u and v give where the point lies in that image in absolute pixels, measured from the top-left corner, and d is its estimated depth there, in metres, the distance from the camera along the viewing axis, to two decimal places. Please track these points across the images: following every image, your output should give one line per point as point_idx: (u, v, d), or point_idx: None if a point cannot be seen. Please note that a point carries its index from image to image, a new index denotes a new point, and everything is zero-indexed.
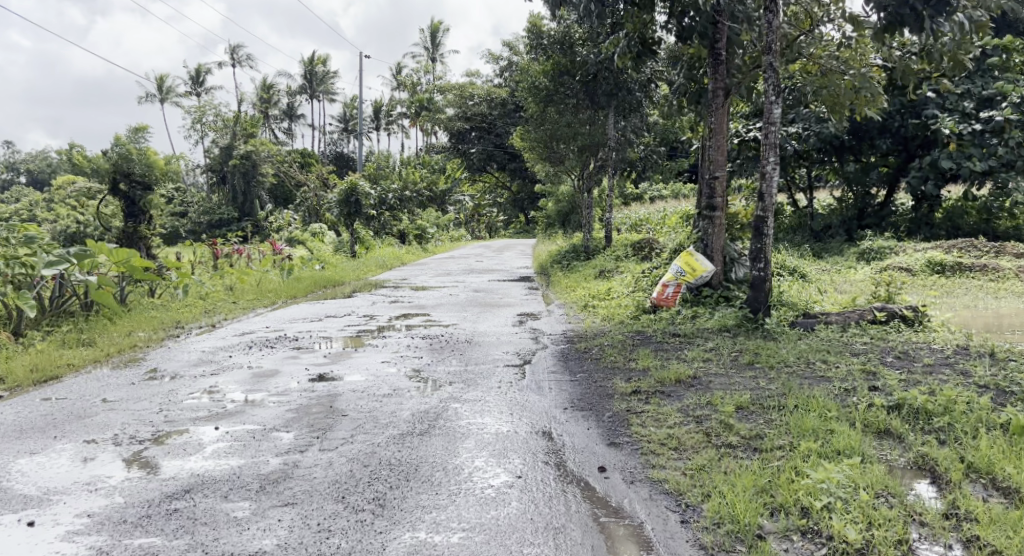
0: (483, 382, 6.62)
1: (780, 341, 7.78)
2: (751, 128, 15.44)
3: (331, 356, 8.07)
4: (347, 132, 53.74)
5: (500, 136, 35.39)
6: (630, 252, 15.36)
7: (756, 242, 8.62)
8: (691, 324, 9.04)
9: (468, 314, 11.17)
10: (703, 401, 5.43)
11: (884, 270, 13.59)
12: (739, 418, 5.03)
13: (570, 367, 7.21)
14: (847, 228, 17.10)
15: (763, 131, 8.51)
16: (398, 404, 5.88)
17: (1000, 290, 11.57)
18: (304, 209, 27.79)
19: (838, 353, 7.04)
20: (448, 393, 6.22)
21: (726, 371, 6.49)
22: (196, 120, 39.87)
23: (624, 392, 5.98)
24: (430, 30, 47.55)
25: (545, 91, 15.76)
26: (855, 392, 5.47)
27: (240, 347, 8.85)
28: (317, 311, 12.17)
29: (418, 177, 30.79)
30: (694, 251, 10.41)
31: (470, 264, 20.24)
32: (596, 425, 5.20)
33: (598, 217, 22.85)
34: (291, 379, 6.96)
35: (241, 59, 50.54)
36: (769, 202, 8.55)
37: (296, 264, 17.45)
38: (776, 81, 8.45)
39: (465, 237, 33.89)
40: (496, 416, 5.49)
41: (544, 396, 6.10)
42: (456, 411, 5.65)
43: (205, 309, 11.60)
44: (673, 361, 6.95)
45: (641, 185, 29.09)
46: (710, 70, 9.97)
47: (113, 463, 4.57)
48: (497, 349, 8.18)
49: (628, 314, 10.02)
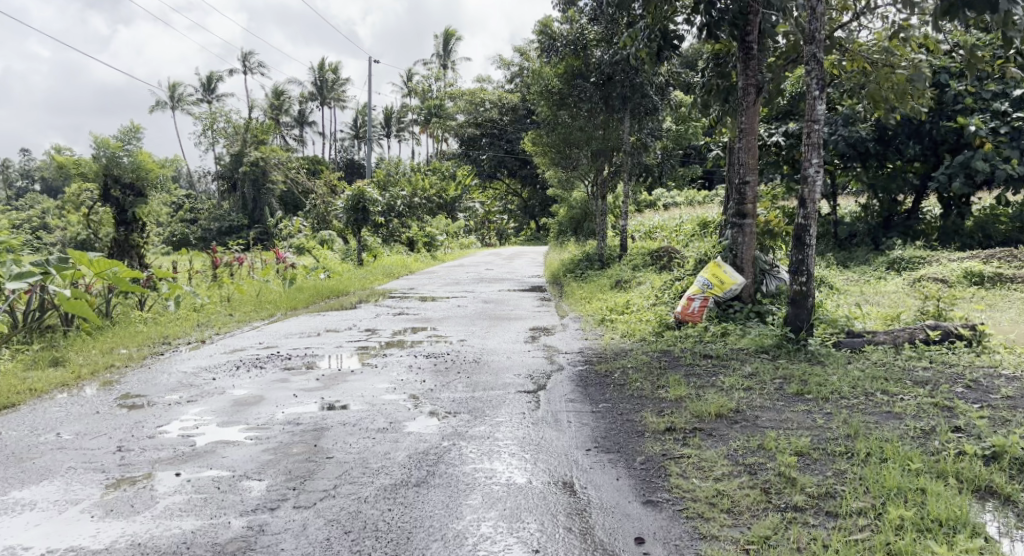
0: (493, 413, 5.76)
1: (827, 366, 6.89)
2: (773, 132, 14.54)
3: (324, 379, 7.21)
4: (359, 139, 53.19)
5: (511, 142, 34.58)
6: (648, 261, 14.51)
7: (796, 253, 7.73)
8: (722, 343, 8.16)
9: (477, 328, 10.34)
10: (754, 446, 4.56)
11: (918, 281, 12.65)
12: (802, 469, 4.17)
13: (591, 394, 6.36)
14: (875, 236, 16.15)
15: (804, 131, 7.64)
16: (393, 443, 5.03)
17: None
18: (312, 216, 27.18)
19: (896, 382, 6.15)
20: (452, 428, 5.37)
21: (774, 404, 5.62)
22: (205, 127, 39.43)
23: (656, 431, 5.12)
24: (442, 37, 46.93)
25: (557, 94, 14.97)
26: (937, 434, 4.58)
27: (226, 367, 8.02)
28: (316, 324, 11.35)
29: (427, 184, 30.08)
30: (723, 261, 9.53)
31: (480, 272, 19.41)
32: (627, 474, 4.35)
33: (613, 225, 22.01)
34: (275, 409, 6.07)
35: (253, 66, 50.19)
36: (811, 208, 7.65)
37: (299, 274, 16.71)
38: (820, 74, 7.54)
39: (475, 245, 33.12)
40: (506, 460, 4.64)
41: (561, 433, 5.24)
42: (460, 452, 4.80)
43: (196, 323, 10.78)
44: (709, 391, 6.08)
45: (656, 191, 28.20)
46: (739, 66, 9.10)
47: (35, 528, 3.79)
48: (507, 372, 7.33)
49: (650, 330, 9.15)
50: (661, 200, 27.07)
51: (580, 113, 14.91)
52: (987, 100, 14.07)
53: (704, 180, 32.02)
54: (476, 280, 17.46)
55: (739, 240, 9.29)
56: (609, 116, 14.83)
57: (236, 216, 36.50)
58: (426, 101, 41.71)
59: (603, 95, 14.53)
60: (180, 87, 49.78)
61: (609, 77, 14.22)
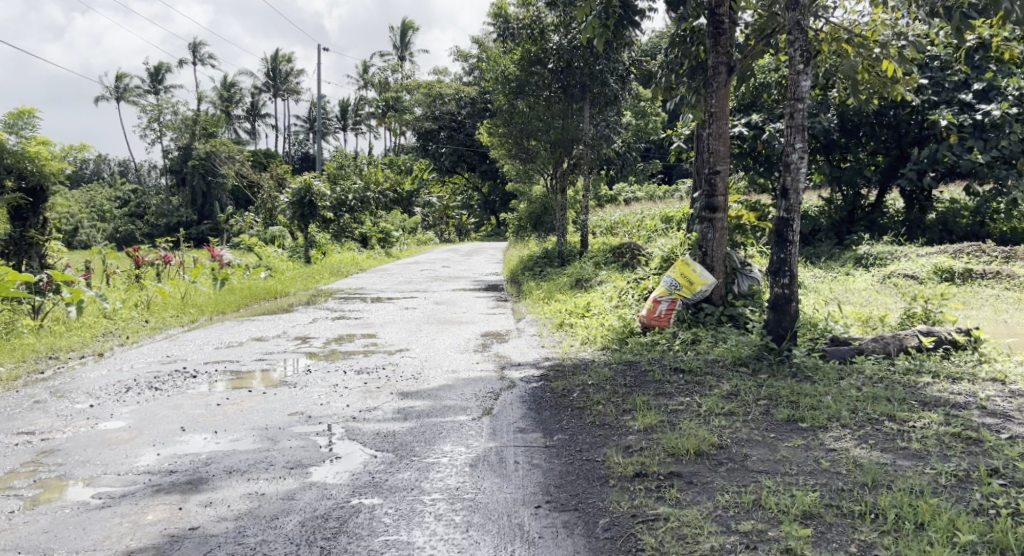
0: (422, 451, 4.64)
1: (818, 383, 5.96)
2: (737, 122, 13.63)
3: (228, 402, 5.92)
4: (314, 132, 51.54)
5: (470, 136, 33.54)
6: (610, 259, 13.49)
7: (778, 251, 6.70)
8: (695, 353, 7.17)
9: (421, 335, 9.21)
10: (748, 503, 3.59)
11: (888, 277, 11.83)
12: (816, 543, 3.28)
13: (545, 423, 5.26)
14: (838, 232, 15.35)
15: (787, 110, 6.64)
16: (285, 494, 3.90)
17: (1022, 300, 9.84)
18: (262, 213, 25.63)
19: (901, 406, 5.23)
20: (368, 472, 4.24)
21: (761, 437, 4.64)
22: (151, 119, 37.55)
23: (623, 477, 4.09)
24: (399, 28, 45.44)
25: (514, 81, 13.70)
26: (975, 486, 3.72)
27: (113, 389, 6.40)
28: (241, 331, 10.02)
29: (379, 178, 28.80)
30: (691, 258, 8.49)
31: (435, 270, 18.27)
32: (585, 550, 3.41)
33: (572, 219, 21.05)
34: (150, 444, 4.74)
35: (203, 57, 48.29)
36: (794, 199, 6.66)
37: (236, 273, 15.30)
38: (805, 45, 6.53)
39: (433, 240, 31.87)
40: (431, 526, 3.59)
41: (506, 481, 4.16)
42: (372, 513, 3.71)
43: (98, 332, 9.02)
44: (684, 419, 5.08)
45: (617, 186, 27.20)
46: (708, 43, 8.04)
47: None
48: (447, 392, 6.21)
49: (612, 337, 8.12)
50: (622, 195, 26.00)
51: (537, 102, 13.78)
52: (950, 90, 13.14)
53: (664, 175, 31.35)
54: (431, 279, 16.30)
55: (709, 236, 8.25)
56: (568, 105, 13.71)
57: (183, 211, 34.86)
58: (382, 93, 40.29)
59: (562, 83, 13.54)
60: (126, 77, 47.48)
61: (568, 63, 13.28)
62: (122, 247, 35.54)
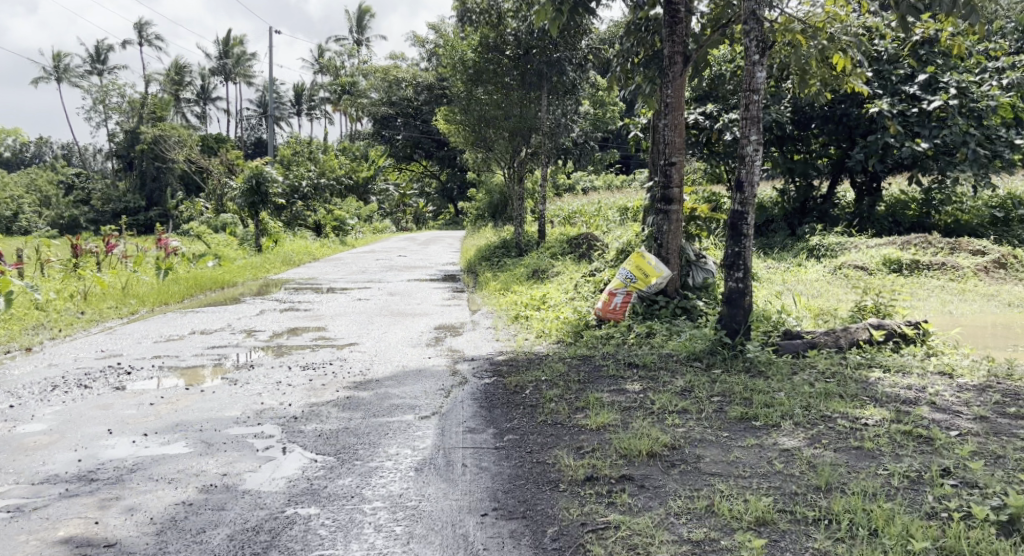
0: (366, 454, 4.44)
1: (771, 378, 5.89)
2: (693, 112, 13.58)
3: (163, 402, 5.64)
4: (268, 117, 50.55)
5: (426, 123, 33.14)
6: (566, 249, 13.38)
7: (732, 244, 6.60)
8: (649, 348, 7.07)
9: (371, 328, 8.97)
10: (700, 509, 3.49)
11: (839, 269, 11.91)
12: (769, 552, 3.19)
13: (496, 422, 5.09)
14: (790, 223, 15.43)
15: (742, 102, 6.53)
16: (216, 505, 3.68)
17: (967, 291, 9.95)
18: (212, 200, 25.02)
19: (854, 403, 5.18)
20: (307, 478, 4.04)
21: (715, 437, 4.54)
22: (96, 101, 36.39)
23: (573, 481, 3.94)
24: (355, 12, 44.68)
25: (471, 68, 13.50)
26: (928, 488, 3.66)
27: (40, 388, 6.06)
28: (184, 323, 9.66)
29: (334, 165, 28.28)
30: (646, 250, 8.38)
31: (390, 260, 17.98)
32: None
33: (529, 208, 20.88)
34: (73, 449, 4.46)
35: (151, 39, 46.96)
36: (749, 193, 6.57)
37: (181, 262, 14.85)
38: (760, 35, 6.43)
39: (390, 229, 31.48)
40: (370, 539, 3.40)
41: (452, 486, 3.99)
42: (309, 525, 3.51)
43: (28, 326, 8.61)
44: (637, 418, 4.95)
45: (575, 174, 27.10)
46: (664, 31, 7.90)
47: None
48: (395, 389, 6.01)
49: (566, 330, 7.99)
50: (579, 184, 25.90)
51: (495, 89, 13.64)
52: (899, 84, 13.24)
53: (622, 164, 31.33)
54: (385, 269, 16.02)
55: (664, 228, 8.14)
56: (524, 93, 13.51)
57: (131, 197, 33.92)
58: (337, 78, 39.60)
59: (517, 71, 13.28)
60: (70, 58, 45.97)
61: (525, 50, 13.05)
62: (67, 234, 34.48)
